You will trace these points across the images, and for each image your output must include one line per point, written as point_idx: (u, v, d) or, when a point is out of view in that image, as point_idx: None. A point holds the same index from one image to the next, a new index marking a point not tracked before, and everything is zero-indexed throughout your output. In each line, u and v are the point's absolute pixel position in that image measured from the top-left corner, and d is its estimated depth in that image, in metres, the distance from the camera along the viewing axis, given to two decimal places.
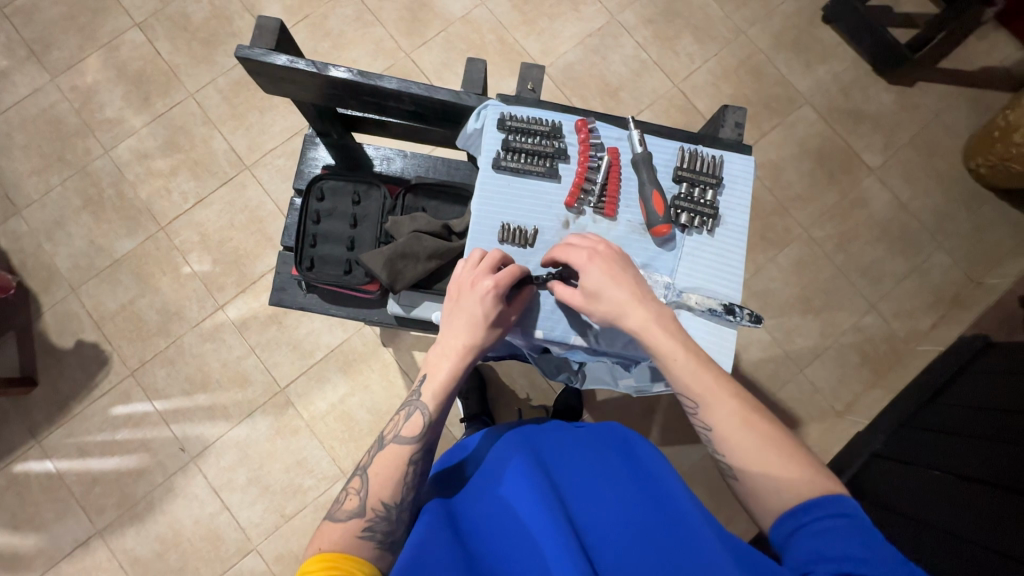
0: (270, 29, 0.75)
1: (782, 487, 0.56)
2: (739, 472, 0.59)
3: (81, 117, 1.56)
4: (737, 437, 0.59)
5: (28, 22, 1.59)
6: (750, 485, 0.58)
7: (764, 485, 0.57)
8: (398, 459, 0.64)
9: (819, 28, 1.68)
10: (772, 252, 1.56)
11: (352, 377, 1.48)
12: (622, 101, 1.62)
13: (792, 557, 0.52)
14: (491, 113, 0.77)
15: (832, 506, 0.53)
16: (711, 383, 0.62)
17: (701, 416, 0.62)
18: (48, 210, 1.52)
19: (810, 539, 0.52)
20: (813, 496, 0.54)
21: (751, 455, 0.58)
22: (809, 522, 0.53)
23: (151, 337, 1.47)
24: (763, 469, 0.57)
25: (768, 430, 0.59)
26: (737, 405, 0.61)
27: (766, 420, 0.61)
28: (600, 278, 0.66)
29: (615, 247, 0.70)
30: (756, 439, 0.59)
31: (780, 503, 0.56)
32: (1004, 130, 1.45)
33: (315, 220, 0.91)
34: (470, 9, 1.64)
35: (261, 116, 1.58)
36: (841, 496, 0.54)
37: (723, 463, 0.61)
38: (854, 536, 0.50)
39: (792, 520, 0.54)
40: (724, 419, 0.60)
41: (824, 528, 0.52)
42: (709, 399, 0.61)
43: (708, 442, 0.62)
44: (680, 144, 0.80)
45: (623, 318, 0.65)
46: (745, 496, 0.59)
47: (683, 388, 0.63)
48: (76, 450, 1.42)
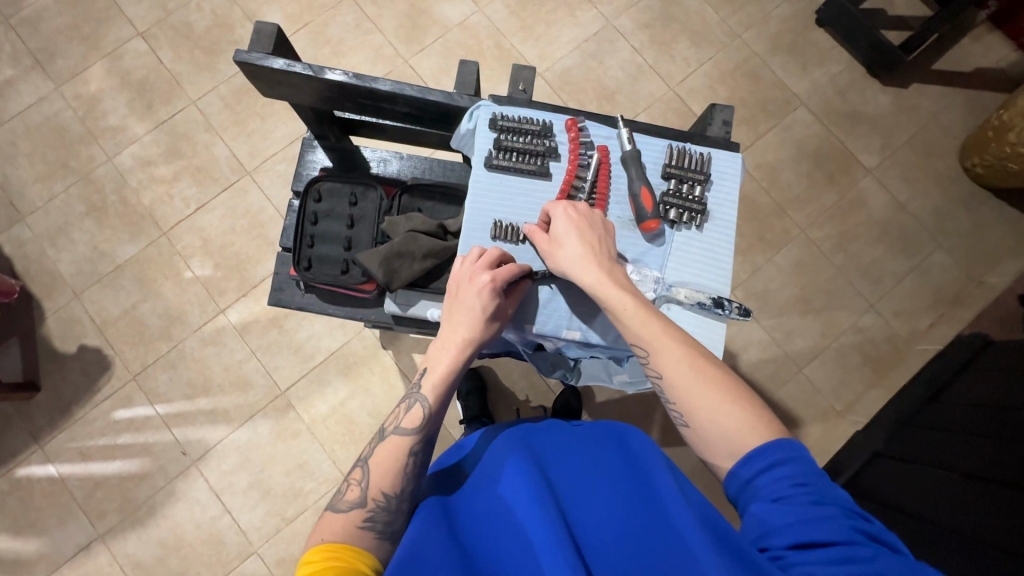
0: (268, 34, 0.77)
1: (732, 433, 0.58)
2: (688, 418, 0.61)
3: (85, 125, 1.59)
4: (685, 382, 0.61)
5: (33, 33, 1.62)
6: (700, 431, 0.60)
7: (714, 434, 0.59)
8: (398, 452, 0.65)
9: (814, 31, 1.69)
10: (769, 253, 1.57)
11: (353, 380, 1.48)
12: (619, 105, 1.64)
13: (746, 519, 0.54)
14: (483, 113, 0.78)
15: (772, 455, 0.55)
16: (657, 330, 0.64)
17: (651, 363, 0.64)
18: (52, 217, 1.54)
19: (760, 501, 0.54)
20: (760, 443, 0.56)
21: (699, 399, 0.60)
22: (757, 481, 0.55)
23: (153, 342, 1.49)
24: (711, 415, 0.59)
25: (713, 374, 0.61)
26: (684, 351, 0.63)
27: (713, 364, 0.62)
28: (567, 226, 0.70)
29: (590, 208, 0.72)
30: (702, 385, 0.60)
31: (730, 450, 0.58)
32: (999, 130, 1.46)
33: (313, 221, 0.92)
34: (467, 16, 1.66)
35: (262, 123, 1.61)
36: (783, 441, 0.56)
37: (674, 413, 0.63)
38: (800, 497, 0.52)
39: (740, 477, 0.56)
40: (672, 364, 0.62)
41: (771, 486, 0.54)
42: (656, 346, 0.63)
43: (661, 393, 0.64)
44: (669, 142, 0.81)
45: (579, 266, 0.68)
46: (694, 442, 0.61)
47: (633, 336, 0.64)
48: (78, 454, 1.43)
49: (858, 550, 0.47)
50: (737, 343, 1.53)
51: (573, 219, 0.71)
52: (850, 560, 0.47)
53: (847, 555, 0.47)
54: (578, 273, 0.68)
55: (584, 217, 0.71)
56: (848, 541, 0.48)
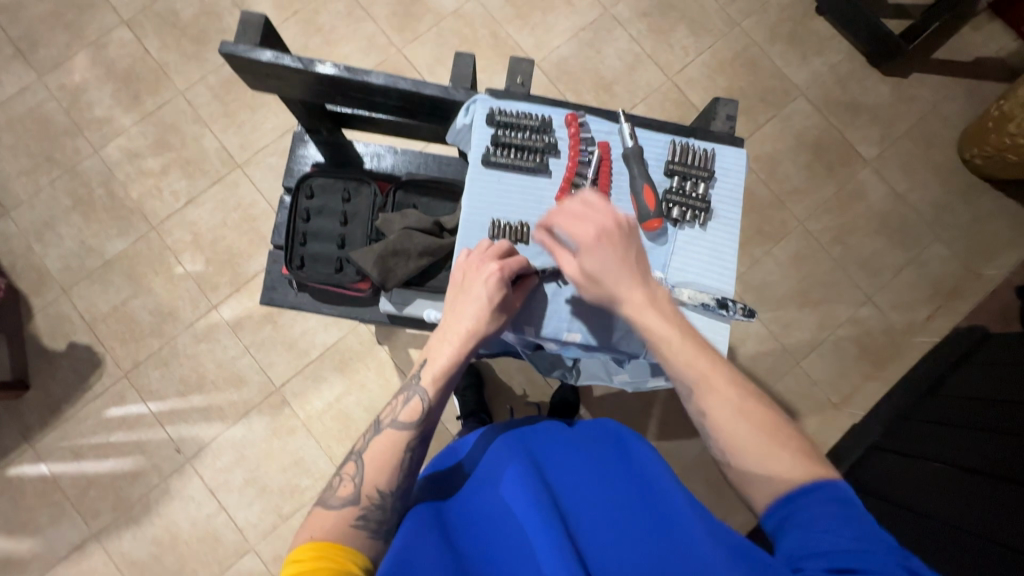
0: (255, 25, 0.74)
1: (775, 476, 0.55)
2: (732, 457, 0.58)
3: (70, 117, 1.55)
4: (733, 425, 0.59)
5: (14, 20, 1.57)
6: (745, 472, 0.57)
7: (759, 473, 0.56)
8: (393, 447, 0.63)
9: (814, 20, 1.67)
10: (768, 246, 1.56)
11: (349, 376, 1.47)
12: (616, 95, 1.61)
13: (784, 545, 0.51)
14: (481, 107, 0.76)
15: (822, 493, 0.52)
16: (705, 368, 0.61)
17: (695, 400, 0.61)
18: (37, 211, 1.50)
19: (801, 527, 0.51)
20: (809, 482, 0.54)
21: (745, 443, 0.57)
22: (800, 511, 0.52)
23: (145, 339, 1.46)
24: (761, 455, 0.57)
25: (761, 417, 0.59)
26: (731, 391, 0.60)
27: (761, 407, 0.60)
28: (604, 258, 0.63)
29: (625, 222, 0.65)
30: (751, 428, 0.58)
31: (773, 488, 0.55)
32: (999, 120, 1.44)
33: (305, 218, 0.90)
34: (462, 3, 1.62)
35: (253, 114, 1.57)
36: (830, 483, 0.53)
37: (717, 450, 0.60)
38: (845, 527, 0.49)
39: (785, 507, 0.54)
40: (720, 404, 0.60)
41: (821, 517, 0.51)
42: (704, 386, 0.61)
43: (703, 429, 0.61)
44: (671, 138, 0.79)
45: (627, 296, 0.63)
46: (737, 482, 0.58)
47: (678, 373, 0.62)
48: (71, 452, 1.41)
49: None
50: (735, 337, 1.52)
51: (608, 245, 0.63)
52: None
53: None
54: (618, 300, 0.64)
55: (618, 242, 0.63)
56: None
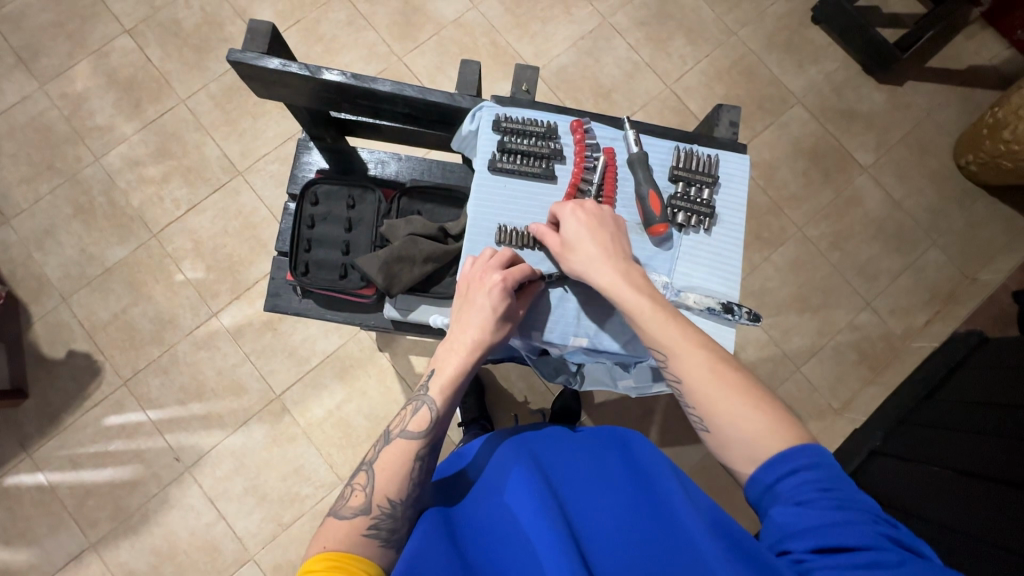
0: (262, 33, 0.75)
1: (753, 439, 0.56)
2: (709, 422, 0.59)
3: (71, 125, 1.55)
4: (707, 389, 0.59)
5: (16, 30, 1.57)
6: (722, 437, 0.57)
7: (736, 439, 0.56)
8: (403, 456, 0.63)
9: (809, 29, 1.69)
10: (767, 252, 1.57)
11: (349, 384, 1.46)
12: (615, 103, 1.63)
13: (769, 524, 0.53)
14: (487, 114, 0.77)
15: (797, 463, 0.53)
16: (677, 334, 0.62)
17: (670, 368, 0.62)
18: (38, 219, 1.50)
19: (782, 505, 0.52)
20: (785, 448, 0.54)
21: (723, 407, 0.58)
22: (777, 486, 0.53)
23: (144, 347, 1.46)
24: (732, 418, 0.57)
25: (733, 375, 0.59)
26: (702, 355, 0.61)
27: (732, 367, 0.60)
28: (577, 230, 0.68)
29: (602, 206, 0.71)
30: (728, 391, 0.58)
31: (752, 454, 0.55)
32: (993, 127, 1.46)
33: (310, 224, 0.90)
34: (462, 13, 1.64)
35: (254, 122, 1.57)
36: (802, 447, 0.54)
37: (694, 418, 0.61)
38: (823, 500, 0.51)
39: (760, 485, 0.55)
40: (693, 366, 0.60)
41: (799, 492, 0.52)
42: (677, 351, 0.61)
43: (679, 395, 0.62)
44: (675, 144, 0.80)
45: (596, 269, 0.66)
46: (716, 448, 0.58)
47: (652, 340, 0.63)
48: (69, 462, 1.40)
49: (884, 554, 0.47)
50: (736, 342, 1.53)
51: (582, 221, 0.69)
52: (876, 565, 0.46)
53: (873, 559, 0.47)
54: (593, 277, 0.66)
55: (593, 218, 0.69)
56: (874, 546, 0.48)
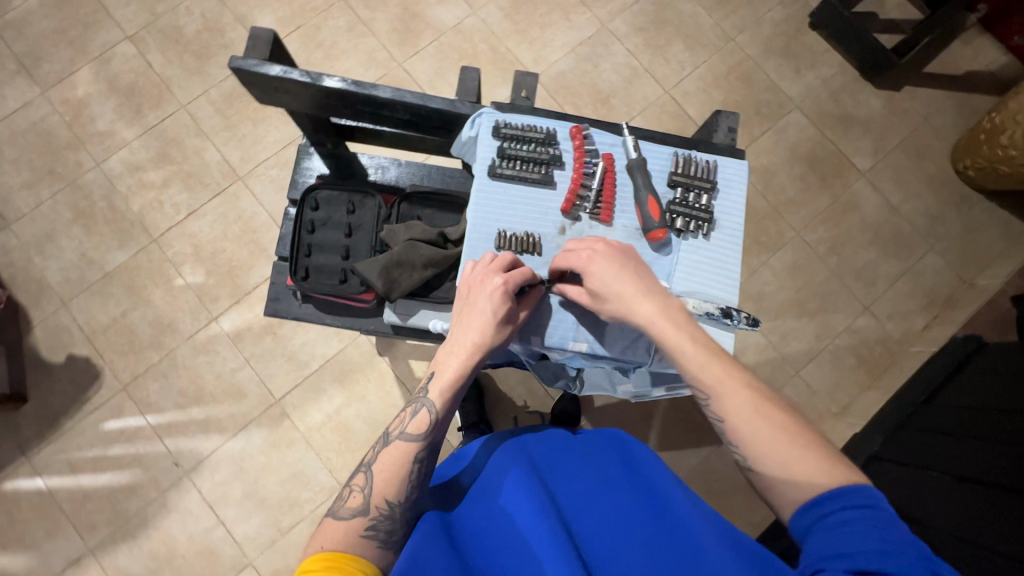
0: (264, 40, 0.75)
1: (800, 479, 0.54)
2: (753, 462, 0.57)
3: (73, 130, 1.55)
4: (752, 428, 0.57)
5: (18, 36, 1.58)
6: (768, 477, 0.56)
7: (784, 479, 0.54)
8: (401, 458, 0.63)
9: (807, 35, 1.70)
10: (765, 256, 1.57)
11: (348, 388, 1.46)
12: (613, 108, 1.64)
13: (810, 549, 0.50)
14: (486, 120, 0.77)
15: (853, 497, 0.51)
16: (720, 373, 0.60)
17: (713, 407, 0.60)
18: (38, 223, 1.50)
19: (829, 530, 0.50)
20: (838, 484, 0.52)
21: (768, 448, 0.56)
22: (830, 516, 0.51)
23: (144, 351, 1.46)
24: (781, 460, 0.55)
25: (782, 417, 0.57)
26: (749, 395, 0.59)
27: (781, 407, 0.59)
28: (603, 275, 0.67)
29: (613, 244, 0.70)
30: (774, 432, 0.56)
31: (799, 494, 0.54)
32: (990, 132, 1.47)
33: (310, 229, 0.91)
34: (462, 19, 1.65)
35: (254, 127, 1.58)
36: (862, 487, 0.52)
37: (737, 455, 0.59)
38: (876, 531, 0.48)
39: (813, 512, 0.52)
40: (738, 408, 0.58)
41: (849, 521, 0.50)
42: (719, 391, 0.60)
43: (721, 433, 0.61)
44: (674, 150, 0.80)
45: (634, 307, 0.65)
46: (761, 486, 0.57)
47: (693, 379, 0.61)
48: (67, 466, 1.40)
49: None
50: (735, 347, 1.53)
51: (600, 262, 0.68)
52: None
53: None
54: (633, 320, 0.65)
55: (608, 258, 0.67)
56: None
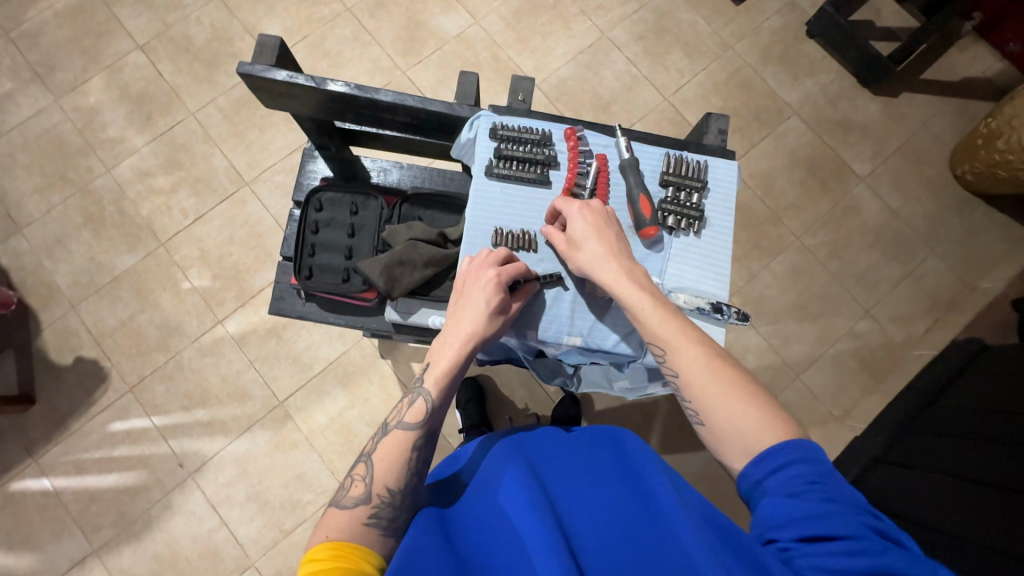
0: (271, 46, 0.78)
1: (747, 431, 0.57)
2: (705, 417, 0.60)
3: (84, 137, 1.59)
4: (702, 381, 0.60)
5: (33, 46, 1.63)
6: (716, 431, 0.59)
7: (730, 432, 0.58)
8: (400, 446, 0.65)
9: (805, 42, 1.73)
10: (765, 260, 1.59)
11: (352, 391, 1.48)
12: (614, 114, 1.66)
13: (758, 517, 0.54)
14: (484, 123, 0.79)
15: (790, 453, 0.54)
16: (675, 329, 0.63)
17: (668, 362, 0.63)
18: (49, 228, 1.54)
19: (771, 497, 0.53)
20: (777, 441, 0.55)
21: (715, 399, 0.59)
22: (771, 479, 0.54)
23: (150, 353, 1.48)
24: (727, 413, 0.58)
25: (730, 372, 0.61)
26: (702, 351, 0.62)
27: (729, 365, 0.62)
28: (585, 228, 0.70)
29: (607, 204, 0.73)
30: (721, 386, 0.59)
31: (746, 448, 0.57)
32: (987, 137, 1.49)
33: (314, 230, 0.93)
34: (464, 28, 1.69)
35: (261, 134, 1.62)
36: (795, 441, 0.55)
37: (690, 411, 0.62)
38: (812, 493, 0.51)
39: (748, 482, 0.56)
40: (690, 361, 0.61)
41: (787, 482, 0.53)
42: (674, 345, 0.62)
43: (675, 389, 0.63)
44: (666, 151, 0.82)
45: (600, 267, 0.68)
46: (709, 441, 0.60)
47: (650, 334, 0.64)
48: (74, 467, 1.42)
49: (867, 544, 0.47)
50: (735, 350, 1.54)
51: (588, 215, 0.71)
52: (860, 553, 0.47)
53: (855, 548, 0.47)
54: (598, 274, 0.67)
55: (597, 213, 0.71)
56: (857, 535, 0.48)
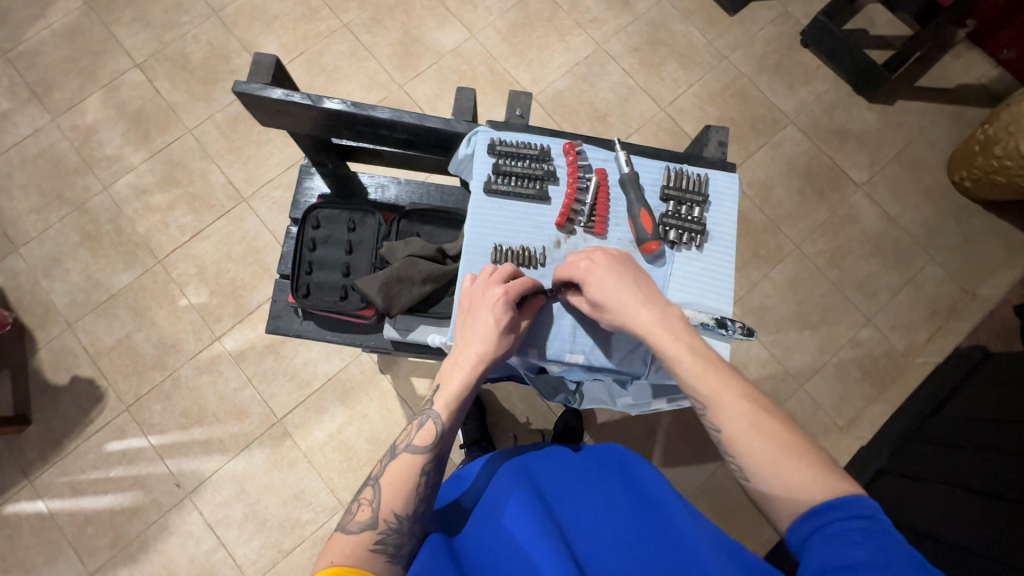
0: (266, 65, 0.78)
1: (793, 489, 0.54)
2: (750, 473, 0.57)
3: (81, 155, 1.59)
4: (747, 440, 0.57)
5: (31, 66, 1.63)
6: (762, 487, 0.56)
7: (778, 489, 0.55)
8: (409, 470, 0.63)
9: (799, 52, 1.74)
10: (765, 269, 1.58)
11: (350, 407, 1.46)
12: (611, 125, 1.66)
13: (808, 559, 0.50)
14: (481, 138, 0.79)
15: (847, 507, 0.51)
16: (717, 383, 0.60)
17: (710, 418, 0.61)
18: (46, 247, 1.53)
19: (824, 543, 0.50)
20: (832, 496, 0.53)
21: (763, 458, 0.56)
22: (826, 528, 0.51)
23: (147, 371, 1.47)
24: (773, 469, 0.55)
25: (777, 428, 0.57)
26: (746, 404, 0.59)
27: (776, 419, 0.58)
28: (603, 282, 0.67)
29: (613, 252, 0.70)
30: (768, 444, 0.56)
31: (794, 505, 0.54)
32: (984, 144, 1.49)
33: (311, 247, 0.92)
34: (461, 42, 1.69)
35: (258, 150, 1.61)
36: (855, 498, 0.52)
37: (735, 466, 0.59)
38: (867, 543, 0.48)
39: (806, 526, 0.53)
40: (735, 418, 0.59)
41: (843, 532, 0.50)
42: (715, 401, 0.60)
43: (719, 444, 0.61)
44: (666, 164, 0.82)
45: (632, 314, 0.65)
46: (758, 498, 0.57)
47: (691, 390, 0.61)
48: (69, 489, 1.39)
49: None
50: (738, 361, 1.52)
51: (601, 268, 0.68)
52: None
53: None
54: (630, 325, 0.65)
55: (610, 266, 0.68)
56: None
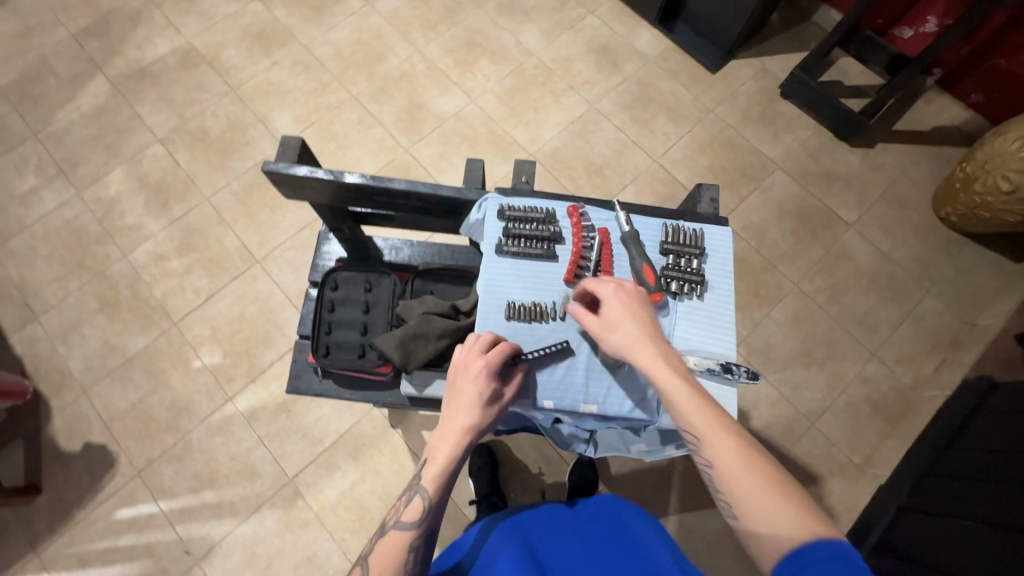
0: (293, 146, 0.85)
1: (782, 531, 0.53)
2: (737, 509, 0.57)
3: (103, 226, 1.67)
4: (738, 475, 0.57)
5: (59, 145, 1.74)
6: (749, 525, 0.55)
7: (765, 528, 0.54)
8: (398, 547, 0.64)
9: (780, 103, 1.85)
10: (766, 309, 1.62)
11: (363, 463, 1.46)
12: (607, 177, 1.75)
13: None
14: (491, 205, 0.85)
15: (827, 548, 0.50)
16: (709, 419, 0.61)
17: (701, 452, 0.60)
18: (65, 314, 1.58)
19: None
20: (815, 538, 0.52)
21: (749, 494, 0.56)
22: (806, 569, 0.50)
23: (160, 435, 1.48)
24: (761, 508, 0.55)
25: (765, 468, 0.58)
26: (736, 442, 0.59)
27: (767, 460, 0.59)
28: (620, 310, 0.71)
29: (640, 289, 0.74)
30: (756, 480, 0.57)
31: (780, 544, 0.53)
32: (964, 181, 1.56)
33: (330, 308, 0.96)
34: (462, 107, 1.81)
35: (272, 214, 1.69)
36: (831, 540, 0.51)
37: (723, 505, 0.59)
38: None
39: (792, 565, 0.51)
40: (726, 454, 0.58)
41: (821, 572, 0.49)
42: (706, 436, 0.60)
43: (710, 480, 0.60)
44: (663, 221, 0.87)
45: (635, 351, 0.68)
46: (743, 536, 0.56)
47: (683, 423, 0.62)
48: (77, 560, 1.37)
49: None
50: (747, 402, 1.53)
51: (628, 296, 0.72)
52: None
53: None
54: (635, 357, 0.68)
55: (636, 298, 0.72)
56: None
